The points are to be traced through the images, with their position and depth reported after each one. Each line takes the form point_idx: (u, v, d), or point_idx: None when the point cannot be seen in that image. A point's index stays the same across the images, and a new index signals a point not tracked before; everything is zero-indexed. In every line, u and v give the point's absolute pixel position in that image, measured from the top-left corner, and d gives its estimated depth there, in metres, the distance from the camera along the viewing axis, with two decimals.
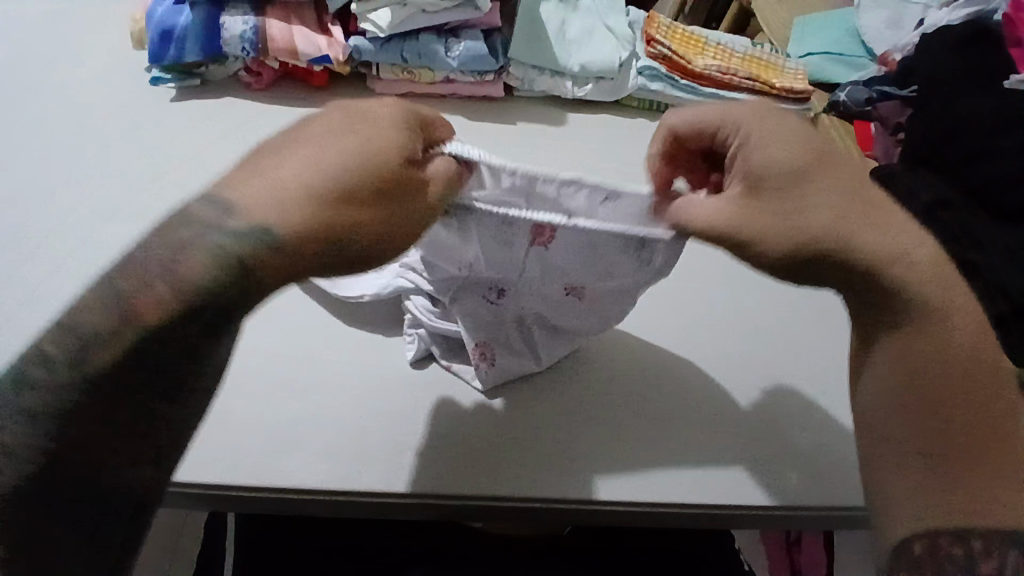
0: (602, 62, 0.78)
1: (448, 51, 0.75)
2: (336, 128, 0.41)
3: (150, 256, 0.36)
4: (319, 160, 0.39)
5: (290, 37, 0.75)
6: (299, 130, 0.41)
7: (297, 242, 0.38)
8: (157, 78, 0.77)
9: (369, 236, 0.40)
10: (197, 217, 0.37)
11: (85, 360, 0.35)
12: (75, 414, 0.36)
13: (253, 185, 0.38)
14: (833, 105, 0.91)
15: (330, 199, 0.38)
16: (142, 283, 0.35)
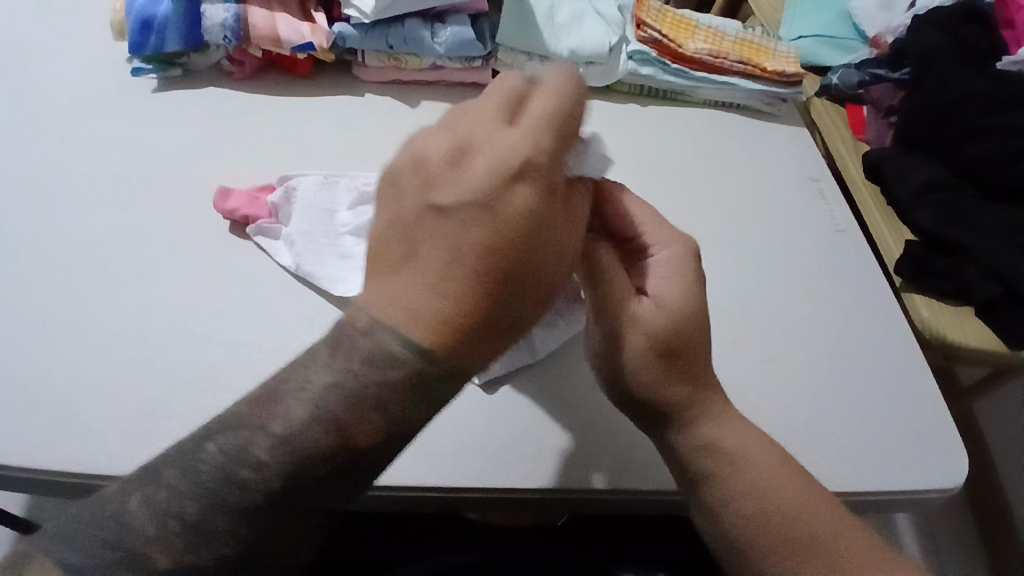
0: (591, 47, 0.77)
1: (435, 37, 0.74)
2: (458, 177, 0.38)
3: (346, 361, 0.37)
4: (466, 241, 0.36)
5: (273, 25, 0.73)
6: (409, 206, 0.38)
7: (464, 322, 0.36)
8: (137, 69, 0.75)
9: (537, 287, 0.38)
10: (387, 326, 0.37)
11: (275, 469, 0.36)
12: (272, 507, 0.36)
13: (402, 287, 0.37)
14: (824, 88, 0.89)
15: (490, 260, 0.36)
16: (337, 397, 0.36)
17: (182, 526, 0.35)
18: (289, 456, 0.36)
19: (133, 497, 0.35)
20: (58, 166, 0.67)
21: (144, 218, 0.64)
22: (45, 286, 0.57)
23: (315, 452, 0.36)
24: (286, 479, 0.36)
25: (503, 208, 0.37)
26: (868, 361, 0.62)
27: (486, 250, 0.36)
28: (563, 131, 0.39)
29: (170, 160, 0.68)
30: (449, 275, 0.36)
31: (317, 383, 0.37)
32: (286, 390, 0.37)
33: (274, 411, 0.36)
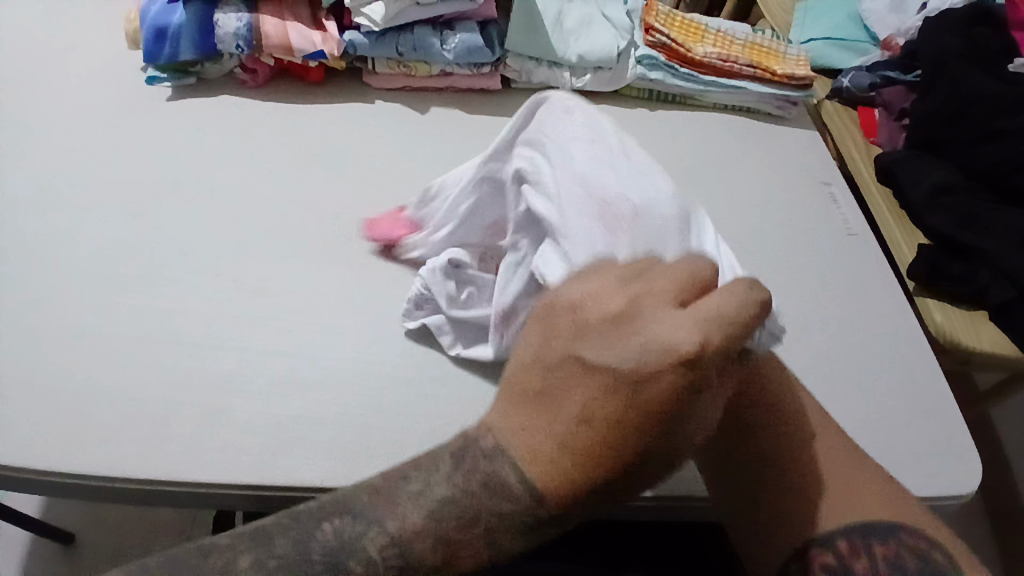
0: (599, 52, 0.77)
1: (444, 44, 0.75)
2: (614, 341, 0.36)
3: (463, 486, 0.37)
4: (603, 406, 0.35)
5: (285, 34, 0.74)
6: (560, 350, 0.37)
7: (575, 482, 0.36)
8: (153, 78, 0.77)
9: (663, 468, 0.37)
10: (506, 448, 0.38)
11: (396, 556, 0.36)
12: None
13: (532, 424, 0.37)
14: (835, 91, 0.89)
15: (623, 443, 0.36)
16: (451, 516, 0.37)
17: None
18: (404, 553, 0.36)
19: (241, 558, 0.36)
20: (78, 175, 0.68)
21: (159, 225, 0.65)
22: (66, 295, 0.59)
23: (427, 555, 0.36)
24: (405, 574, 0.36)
25: (648, 391, 0.35)
26: (881, 366, 0.62)
27: (623, 420, 0.35)
28: (735, 329, 0.36)
29: (187, 169, 0.70)
30: (578, 435, 0.36)
31: (435, 496, 0.37)
32: (408, 488, 0.38)
33: (394, 509, 0.37)
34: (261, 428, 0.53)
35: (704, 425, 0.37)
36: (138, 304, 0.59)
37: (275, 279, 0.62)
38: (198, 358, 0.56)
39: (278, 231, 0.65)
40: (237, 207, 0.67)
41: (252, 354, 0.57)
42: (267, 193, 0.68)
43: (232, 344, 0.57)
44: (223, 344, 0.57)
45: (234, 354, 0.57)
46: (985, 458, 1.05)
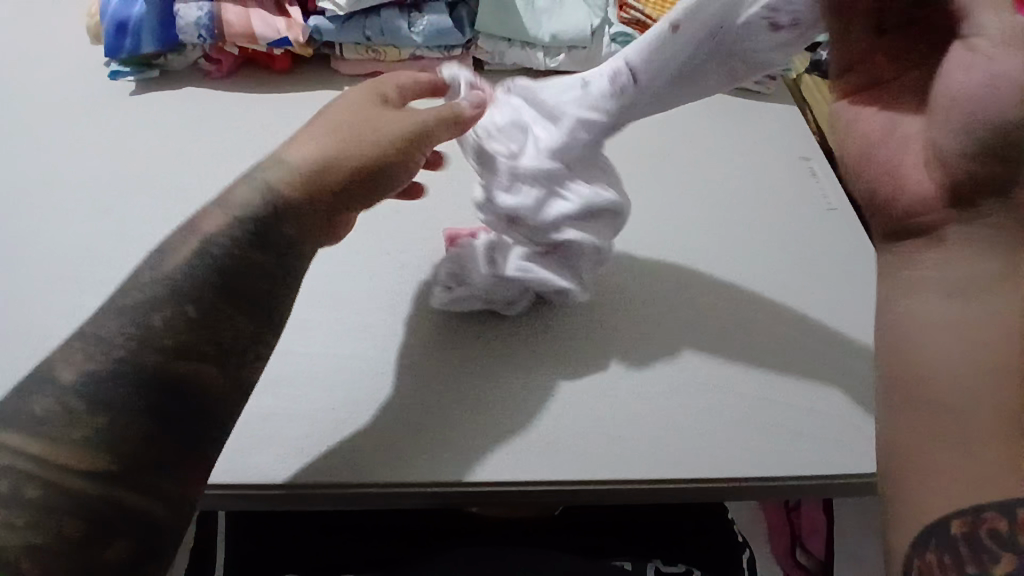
0: (573, 31, 0.75)
1: (412, 26, 0.73)
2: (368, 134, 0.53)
3: (269, 239, 0.48)
4: (344, 143, 0.52)
5: (248, 21, 0.72)
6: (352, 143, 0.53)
7: (334, 181, 0.51)
8: (116, 73, 0.74)
9: (371, 173, 0.52)
10: (282, 158, 0.51)
11: (118, 341, 0.42)
12: (199, 330, 0.43)
13: (318, 131, 0.53)
14: (815, 65, 0.88)
15: (344, 188, 0.51)
16: (220, 229, 0.47)
17: (87, 407, 0.40)
18: (181, 279, 0.44)
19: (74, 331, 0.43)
20: (39, 176, 0.66)
21: (125, 223, 0.63)
22: (31, 299, 0.58)
23: (197, 286, 0.45)
24: (185, 328, 0.43)
25: (349, 162, 0.51)
26: (864, 340, 0.61)
27: (358, 148, 0.52)
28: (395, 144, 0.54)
29: (155, 164, 0.68)
30: (348, 157, 0.51)
31: (230, 244, 0.46)
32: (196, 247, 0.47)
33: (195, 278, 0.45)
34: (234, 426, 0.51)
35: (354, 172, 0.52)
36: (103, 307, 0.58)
37: None
38: None
39: None
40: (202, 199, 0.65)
41: None
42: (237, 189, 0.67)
43: None
44: None
45: None
46: None
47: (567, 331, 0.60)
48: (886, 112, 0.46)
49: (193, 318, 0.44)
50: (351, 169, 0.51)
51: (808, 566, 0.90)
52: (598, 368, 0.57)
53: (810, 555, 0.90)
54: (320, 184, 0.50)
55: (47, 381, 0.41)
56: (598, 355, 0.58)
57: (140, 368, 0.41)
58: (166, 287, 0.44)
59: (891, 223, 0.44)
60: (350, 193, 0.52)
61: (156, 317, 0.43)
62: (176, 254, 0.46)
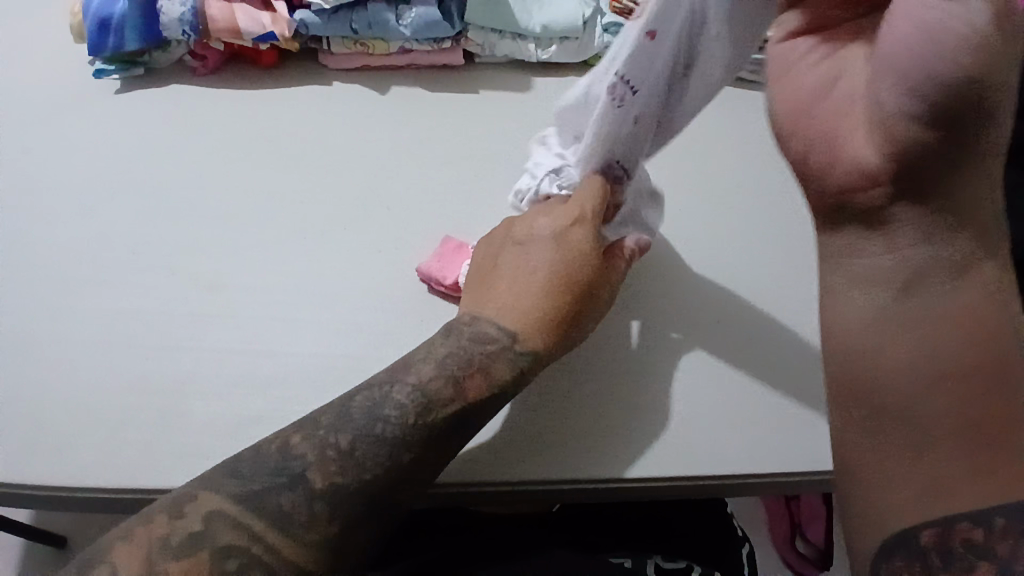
0: (565, 22, 0.74)
1: (400, 19, 0.72)
2: (529, 288, 0.50)
3: (461, 354, 0.48)
4: (557, 287, 0.50)
5: (232, 16, 0.71)
6: (502, 256, 0.53)
7: (559, 320, 0.50)
8: (100, 71, 0.73)
9: (588, 297, 0.51)
10: (482, 320, 0.50)
11: (359, 449, 0.44)
12: (423, 444, 0.45)
13: (499, 289, 0.51)
14: None
15: (576, 310, 0.50)
16: (455, 364, 0.47)
17: (343, 487, 0.42)
18: (424, 405, 0.46)
19: (294, 437, 0.44)
20: (24, 178, 0.65)
21: (111, 225, 0.62)
22: (19, 303, 0.57)
23: (447, 398, 0.46)
24: (420, 438, 0.45)
25: (537, 266, 0.51)
26: None
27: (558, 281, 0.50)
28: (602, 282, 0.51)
29: (140, 164, 0.67)
30: (542, 303, 0.50)
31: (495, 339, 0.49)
32: (418, 355, 0.49)
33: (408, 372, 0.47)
34: (224, 429, 0.51)
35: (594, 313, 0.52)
36: (90, 311, 0.57)
37: (231, 275, 0.59)
38: (154, 360, 0.54)
39: (238, 223, 0.63)
40: (188, 199, 0.64)
41: (210, 355, 0.54)
42: (223, 187, 0.65)
43: (192, 344, 0.55)
44: (182, 345, 0.55)
45: (192, 355, 0.54)
46: None
47: None
48: (827, 61, 0.37)
49: (394, 426, 0.45)
50: (557, 293, 0.50)
51: (807, 554, 0.90)
52: (590, 366, 0.56)
53: (809, 543, 0.90)
54: (555, 335, 0.50)
55: (278, 478, 0.42)
56: (588, 353, 0.57)
57: (370, 478, 0.43)
58: (417, 409, 0.45)
59: (834, 194, 0.36)
60: (589, 304, 0.51)
61: (384, 427, 0.44)
62: (446, 405, 0.46)
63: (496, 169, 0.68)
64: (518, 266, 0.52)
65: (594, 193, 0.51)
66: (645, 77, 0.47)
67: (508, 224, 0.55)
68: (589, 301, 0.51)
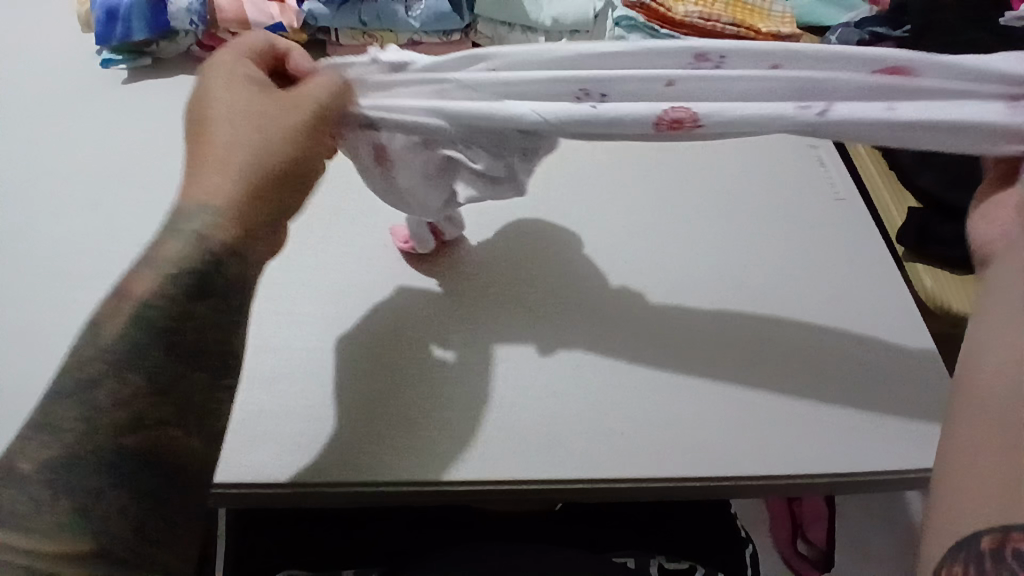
0: (575, 15, 0.73)
1: (409, 11, 0.71)
2: (213, 160, 0.41)
3: (149, 256, 0.40)
4: (261, 161, 0.42)
5: (240, 6, 0.70)
6: (207, 118, 0.43)
7: (252, 200, 0.41)
8: (107, 61, 0.72)
9: (304, 151, 0.44)
10: (186, 209, 0.41)
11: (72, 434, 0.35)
12: (154, 366, 0.38)
13: (205, 158, 0.42)
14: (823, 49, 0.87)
15: (274, 173, 0.42)
16: (155, 297, 0.39)
17: (73, 440, 0.35)
18: (104, 342, 0.37)
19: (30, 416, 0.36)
20: (28, 168, 0.65)
21: (114, 215, 0.62)
22: (20, 293, 0.57)
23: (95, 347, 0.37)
24: (150, 389, 0.37)
25: (220, 131, 0.42)
26: (873, 332, 0.60)
27: (244, 143, 0.42)
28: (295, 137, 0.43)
29: (144, 158, 0.66)
30: (229, 172, 0.41)
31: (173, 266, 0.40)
32: (143, 293, 0.39)
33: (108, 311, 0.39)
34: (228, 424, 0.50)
35: (307, 167, 0.44)
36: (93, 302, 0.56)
37: None
38: None
39: None
40: None
41: None
42: None
43: None
44: None
45: None
46: None
47: (555, 324, 0.58)
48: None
49: (110, 367, 0.37)
50: (257, 155, 0.42)
51: (809, 555, 0.89)
52: (594, 365, 0.56)
53: (811, 545, 0.89)
54: (236, 205, 0.41)
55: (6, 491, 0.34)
56: (594, 351, 0.57)
57: (104, 432, 0.35)
58: (115, 374, 0.37)
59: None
60: (293, 165, 0.43)
61: (96, 414, 0.36)
62: (111, 320, 0.38)
63: None
64: (203, 133, 0.43)
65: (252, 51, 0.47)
66: (678, 97, 0.47)
67: (198, 91, 0.44)
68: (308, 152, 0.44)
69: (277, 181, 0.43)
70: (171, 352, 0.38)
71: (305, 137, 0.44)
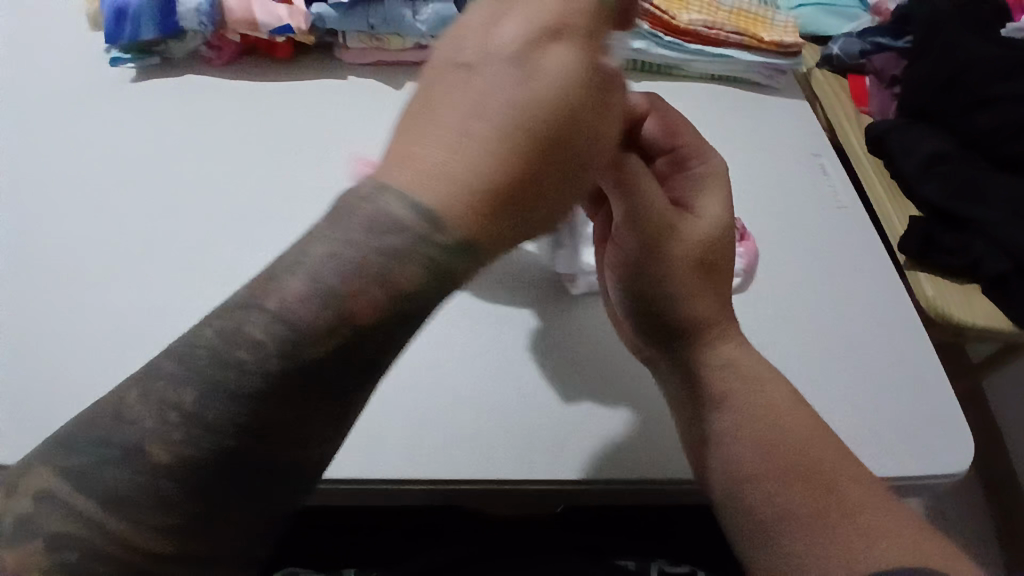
0: None
1: (416, 15, 0.72)
2: (432, 149, 0.31)
3: (342, 230, 0.29)
4: (505, 157, 0.32)
5: (249, 8, 0.71)
6: (434, 94, 0.34)
7: (537, 158, 0.33)
8: (115, 60, 0.73)
9: (550, 152, 0.33)
10: (386, 197, 0.30)
11: (211, 413, 0.27)
12: (294, 370, 0.28)
13: (399, 157, 0.32)
14: (825, 58, 0.85)
15: (531, 184, 0.33)
16: (348, 265, 0.29)
17: (183, 441, 0.26)
18: (292, 336, 0.28)
19: (131, 392, 0.28)
20: (31, 162, 0.64)
21: (120, 213, 0.61)
22: (25, 288, 0.56)
23: (304, 338, 0.28)
24: (292, 366, 0.28)
25: (499, 113, 0.32)
26: (874, 339, 0.60)
27: (497, 139, 0.32)
28: (550, 125, 0.33)
29: (152, 155, 0.66)
30: (486, 176, 0.31)
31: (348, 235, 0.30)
32: (310, 248, 0.29)
33: (270, 286, 0.29)
34: None
35: (554, 177, 0.34)
36: (98, 298, 0.56)
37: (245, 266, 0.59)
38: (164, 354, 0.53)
39: (253, 213, 0.63)
40: (197, 189, 0.64)
41: None
42: (236, 177, 0.65)
43: None
44: None
45: None
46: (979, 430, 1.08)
47: (562, 328, 0.58)
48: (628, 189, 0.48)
49: (255, 356, 0.27)
50: (503, 164, 0.32)
51: None
52: (603, 369, 0.56)
53: None
54: (471, 207, 0.31)
55: (105, 454, 0.26)
56: (598, 355, 0.57)
57: (226, 438, 0.27)
58: (283, 352, 0.28)
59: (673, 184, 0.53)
60: (546, 165, 0.33)
61: (242, 380, 0.27)
62: (299, 296, 0.28)
63: None
64: (461, 124, 0.32)
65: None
66: None
67: (445, 44, 0.36)
68: (561, 149, 0.34)
69: (525, 192, 0.32)
70: (276, 385, 0.28)
71: (524, 132, 0.32)
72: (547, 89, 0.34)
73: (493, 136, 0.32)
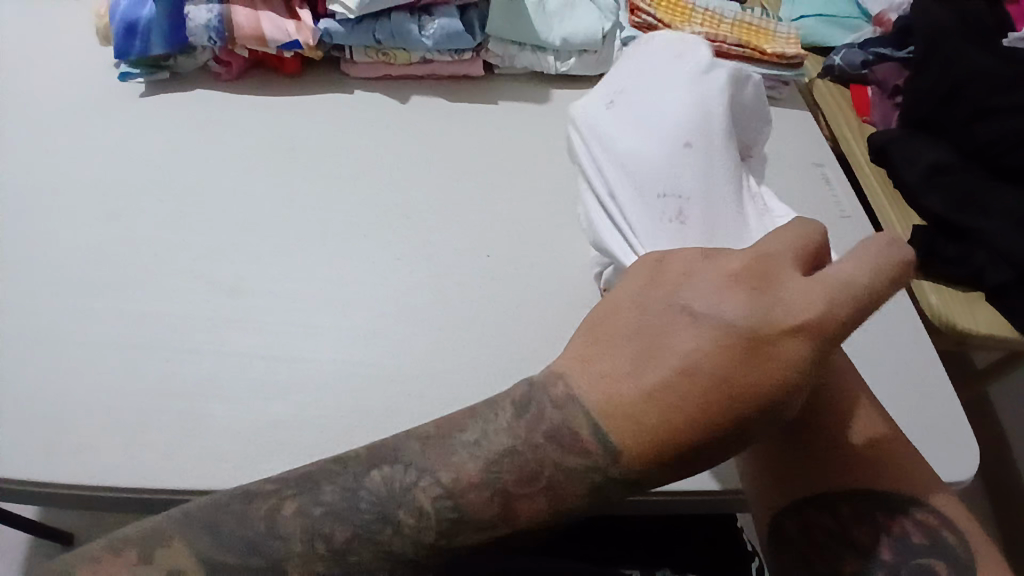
0: (584, 34, 0.75)
1: (422, 30, 0.73)
2: (637, 379, 0.37)
3: (534, 444, 0.38)
4: (701, 402, 0.36)
5: (257, 23, 0.72)
6: (647, 312, 0.39)
7: (723, 414, 0.36)
8: (125, 75, 0.74)
9: (748, 403, 0.36)
10: (593, 413, 0.38)
11: (355, 551, 0.36)
12: (449, 530, 0.37)
13: (607, 363, 0.39)
14: (827, 70, 0.88)
15: (725, 425, 0.36)
16: (520, 465, 0.37)
17: (344, 553, 0.36)
18: (456, 505, 0.37)
19: (288, 504, 0.38)
20: (50, 179, 0.66)
21: (133, 228, 0.63)
22: (44, 302, 0.58)
23: (471, 509, 0.37)
24: (441, 537, 0.37)
25: (700, 353, 0.37)
26: (877, 347, 0.61)
27: (696, 384, 0.36)
28: (752, 374, 0.36)
29: (164, 170, 0.68)
30: (680, 418, 0.36)
31: (525, 437, 0.38)
32: (463, 437, 0.39)
33: (449, 459, 0.38)
34: (236, 434, 0.51)
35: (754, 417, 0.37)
36: (112, 311, 0.58)
37: (252, 279, 0.60)
38: (175, 362, 0.55)
39: (261, 225, 0.64)
40: (206, 203, 0.65)
41: (229, 358, 0.55)
42: (245, 192, 0.66)
43: (211, 346, 0.56)
44: (200, 349, 0.56)
45: (212, 357, 0.55)
46: (986, 441, 1.07)
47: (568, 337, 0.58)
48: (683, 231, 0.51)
49: (422, 512, 0.37)
50: (700, 411, 0.36)
51: None
52: None
53: None
54: (665, 443, 0.36)
55: (253, 559, 0.36)
56: None
57: (377, 560, 0.36)
58: (442, 525, 0.37)
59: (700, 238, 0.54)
60: (748, 413, 0.36)
61: (394, 534, 0.37)
62: (468, 474, 0.37)
63: (515, 181, 0.69)
64: (664, 352, 0.37)
65: (792, 255, 0.40)
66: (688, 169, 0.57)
67: (649, 276, 0.41)
68: (759, 395, 0.36)
69: (720, 430, 0.36)
70: (439, 535, 0.37)
71: (727, 377, 0.36)
72: (758, 337, 0.37)
73: (691, 377, 0.36)
